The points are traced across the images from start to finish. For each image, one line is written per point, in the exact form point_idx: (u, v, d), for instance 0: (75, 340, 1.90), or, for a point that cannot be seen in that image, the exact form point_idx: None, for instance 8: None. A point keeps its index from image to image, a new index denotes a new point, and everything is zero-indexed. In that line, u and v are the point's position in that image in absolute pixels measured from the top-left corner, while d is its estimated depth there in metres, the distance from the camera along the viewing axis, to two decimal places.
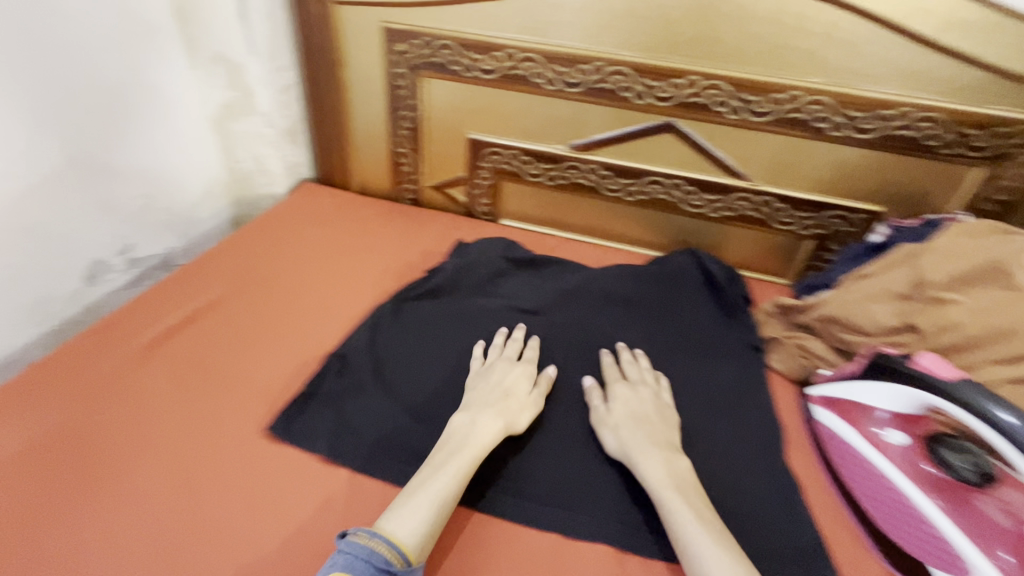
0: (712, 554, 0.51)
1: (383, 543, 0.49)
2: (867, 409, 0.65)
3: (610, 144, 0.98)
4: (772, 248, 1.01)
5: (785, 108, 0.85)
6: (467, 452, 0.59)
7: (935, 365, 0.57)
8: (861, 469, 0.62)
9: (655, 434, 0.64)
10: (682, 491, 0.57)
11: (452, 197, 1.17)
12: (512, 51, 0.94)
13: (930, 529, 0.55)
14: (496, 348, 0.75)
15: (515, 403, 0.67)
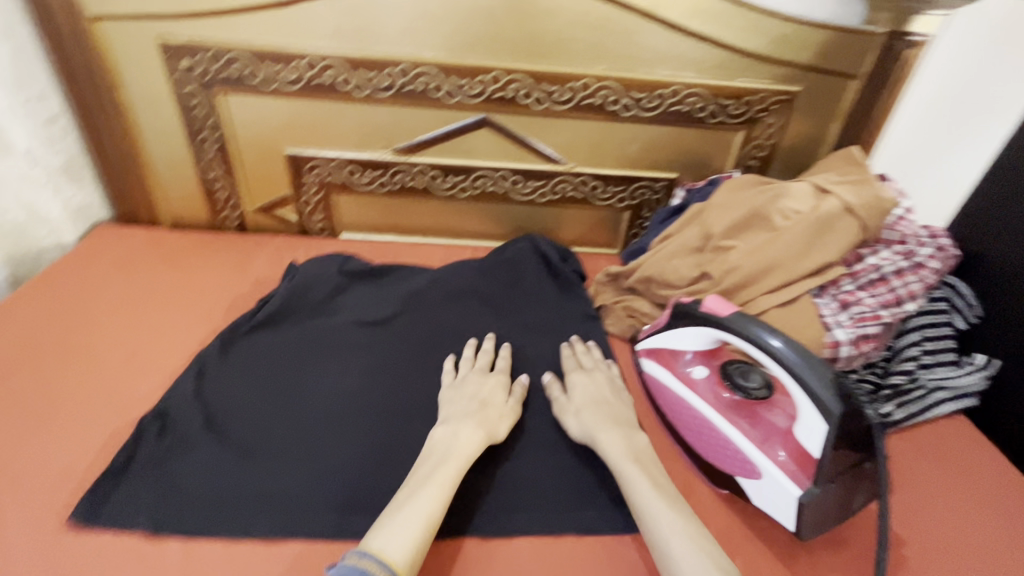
0: (666, 513, 0.56)
1: (372, 561, 0.49)
2: (677, 352, 0.73)
3: (432, 144, 0.99)
4: (598, 223, 1.10)
5: (580, 95, 0.93)
6: (448, 465, 0.59)
7: (719, 306, 0.66)
8: (676, 405, 0.70)
9: (616, 411, 0.69)
10: (640, 463, 0.62)
11: (282, 218, 1.09)
12: (313, 60, 0.90)
13: (728, 445, 0.63)
14: (466, 362, 0.75)
15: (493, 413, 0.68)
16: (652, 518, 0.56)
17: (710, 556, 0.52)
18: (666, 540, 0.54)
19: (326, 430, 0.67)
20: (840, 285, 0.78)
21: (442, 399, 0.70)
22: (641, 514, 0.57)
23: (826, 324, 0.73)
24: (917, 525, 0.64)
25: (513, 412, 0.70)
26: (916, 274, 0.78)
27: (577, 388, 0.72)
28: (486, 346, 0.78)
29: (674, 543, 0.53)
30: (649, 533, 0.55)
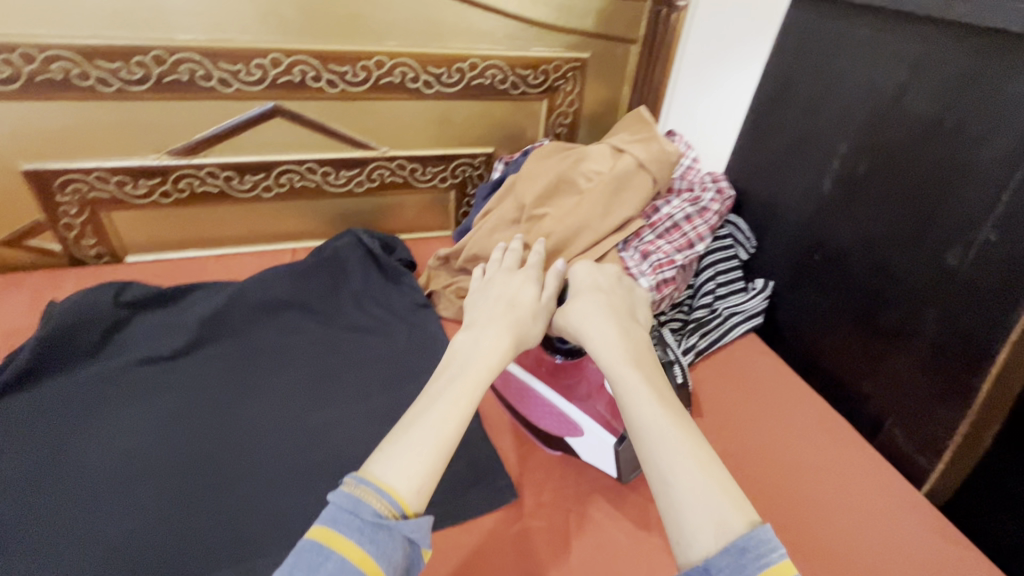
0: (665, 425, 0.50)
1: (373, 491, 0.43)
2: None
3: (218, 141, 0.87)
4: (426, 206, 1.07)
5: (376, 74, 0.88)
6: (473, 368, 0.54)
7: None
8: (506, 382, 0.70)
9: (617, 308, 0.65)
10: (642, 369, 0.56)
11: (37, 249, 0.89)
12: (28, 51, 0.73)
13: (551, 409, 0.64)
14: (496, 263, 0.75)
15: (521, 310, 0.64)
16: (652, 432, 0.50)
17: (715, 479, 0.46)
18: (666, 457, 0.48)
19: (113, 497, 0.58)
20: (642, 237, 0.83)
21: (474, 303, 0.67)
22: (637, 424, 0.51)
23: (632, 274, 0.79)
24: (720, 444, 0.72)
25: (545, 310, 0.67)
26: (701, 218, 0.87)
27: (591, 283, 0.69)
28: (516, 245, 0.78)
29: (666, 460, 0.47)
30: (645, 447, 0.49)
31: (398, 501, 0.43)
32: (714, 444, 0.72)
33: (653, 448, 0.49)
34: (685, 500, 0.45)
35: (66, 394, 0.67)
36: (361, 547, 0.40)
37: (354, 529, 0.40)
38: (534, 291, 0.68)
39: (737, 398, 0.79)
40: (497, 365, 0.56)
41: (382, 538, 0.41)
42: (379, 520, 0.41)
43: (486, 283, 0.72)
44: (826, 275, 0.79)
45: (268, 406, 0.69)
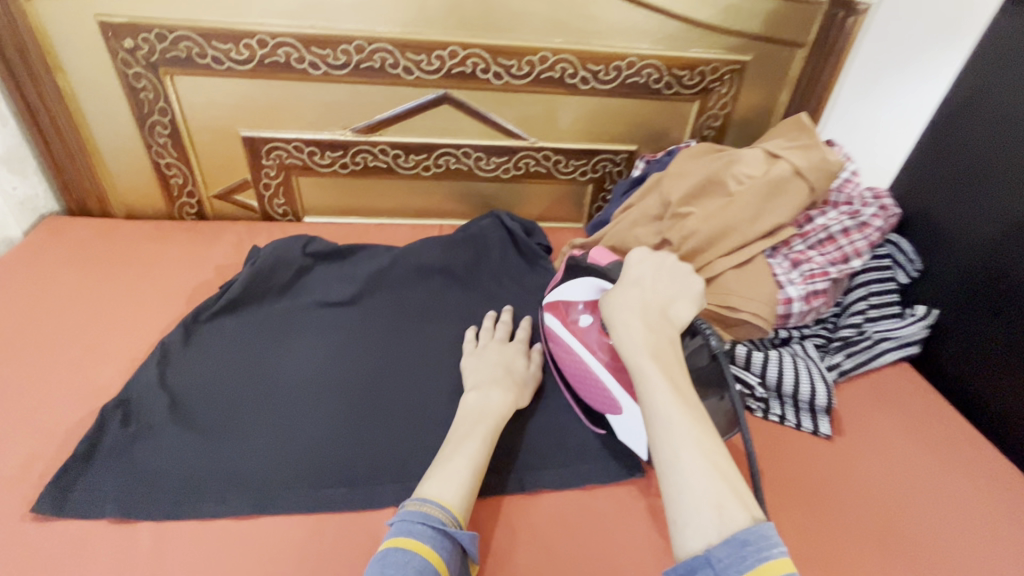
0: (677, 417, 0.52)
1: (435, 507, 0.53)
2: (570, 305, 0.75)
3: (393, 122, 0.98)
4: (563, 197, 1.11)
5: (539, 69, 0.94)
6: (488, 422, 0.63)
7: (600, 256, 0.75)
8: (563, 355, 0.73)
9: (649, 295, 0.64)
10: (662, 362, 0.57)
11: (242, 203, 1.07)
12: (264, 37, 0.88)
13: (601, 388, 0.67)
14: (486, 332, 0.78)
15: (518, 376, 0.72)
16: (665, 421, 0.52)
17: (722, 473, 0.48)
18: (674, 447, 0.50)
19: (297, 407, 0.68)
20: (791, 245, 0.81)
21: (466, 370, 0.73)
22: (654, 416, 0.53)
23: (779, 282, 0.76)
24: (864, 469, 0.68)
25: (536, 375, 0.74)
26: (861, 233, 0.82)
27: (629, 269, 0.68)
28: (504, 316, 0.81)
29: (675, 451, 0.50)
30: (656, 435, 0.52)
31: (453, 516, 0.53)
32: (858, 468, 0.68)
33: (664, 441, 0.51)
34: (690, 488, 0.48)
35: (265, 319, 0.80)
36: (435, 550, 0.49)
37: (426, 536, 0.50)
38: (525, 361, 0.74)
39: (886, 421, 0.74)
40: (507, 415, 0.66)
41: (448, 542, 0.51)
42: (444, 528, 0.51)
43: (478, 352, 0.75)
44: (1004, 308, 0.72)
45: (418, 355, 0.77)
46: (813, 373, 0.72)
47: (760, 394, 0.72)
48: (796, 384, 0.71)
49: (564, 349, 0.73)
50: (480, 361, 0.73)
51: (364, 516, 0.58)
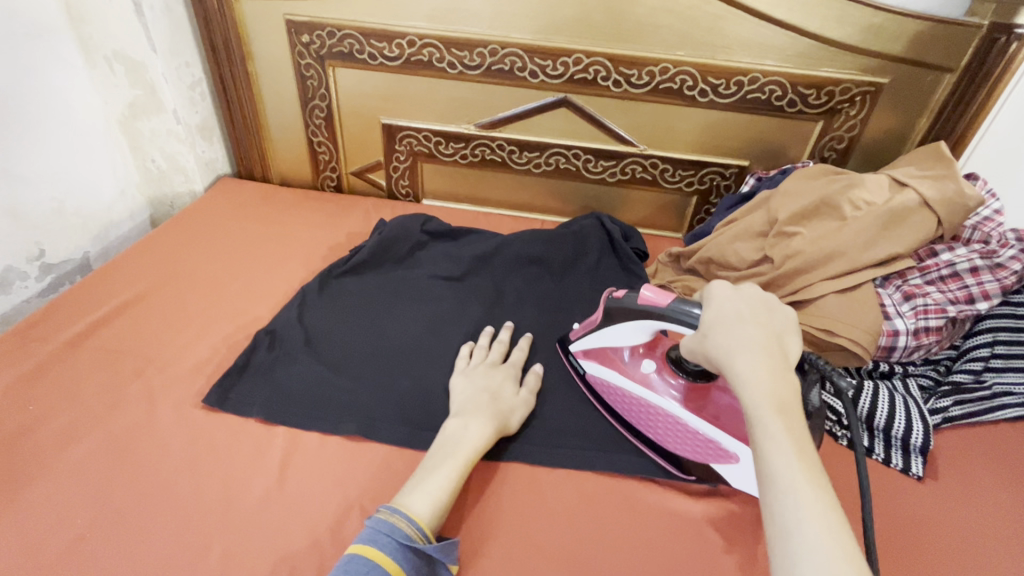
0: (804, 487, 0.42)
1: (405, 521, 0.54)
2: (616, 349, 0.73)
3: (513, 121, 1.07)
4: (665, 206, 1.13)
5: (658, 80, 0.97)
6: (460, 456, 0.62)
7: (657, 296, 0.64)
8: (634, 403, 0.70)
9: (759, 325, 0.53)
10: (785, 415, 0.46)
11: (373, 181, 1.21)
12: (413, 38, 1.00)
13: (693, 432, 0.66)
14: (480, 351, 0.77)
15: (504, 402, 0.70)
16: (790, 490, 0.42)
17: (842, 545, 0.39)
18: (804, 519, 0.41)
19: (405, 360, 0.78)
20: (907, 278, 0.78)
21: (451, 390, 0.72)
22: (777, 482, 0.43)
23: (886, 312, 0.74)
24: (955, 519, 0.64)
25: (526, 401, 0.73)
26: (994, 275, 0.75)
27: (719, 294, 0.56)
28: (500, 336, 0.80)
29: (809, 531, 0.40)
30: (770, 494, 0.43)
31: (423, 531, 0.55)
32: (949, 516, 0.65)
33: (795, 512, 0.41)
34: (805, 558, 0.39)
35: (383, 282, 0.92)
36: (397, 563, 0.52)
37: (391, 548, 0.52)
38: (513, 387, 0.73)
39: (993, 477, 0.69)
40: (484, 448, 0.64)
41: (411, 555, 0.53)
42: (411, 543, 0.53)
43: (465, 373, 0.74)
44: None
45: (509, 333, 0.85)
46: (909, 412, 0.70)
47: (846, 422, 0.71)
48: (888, 419, 0.69)
49: (631, 398, 0.71)
50: (467, 384, 0.72)
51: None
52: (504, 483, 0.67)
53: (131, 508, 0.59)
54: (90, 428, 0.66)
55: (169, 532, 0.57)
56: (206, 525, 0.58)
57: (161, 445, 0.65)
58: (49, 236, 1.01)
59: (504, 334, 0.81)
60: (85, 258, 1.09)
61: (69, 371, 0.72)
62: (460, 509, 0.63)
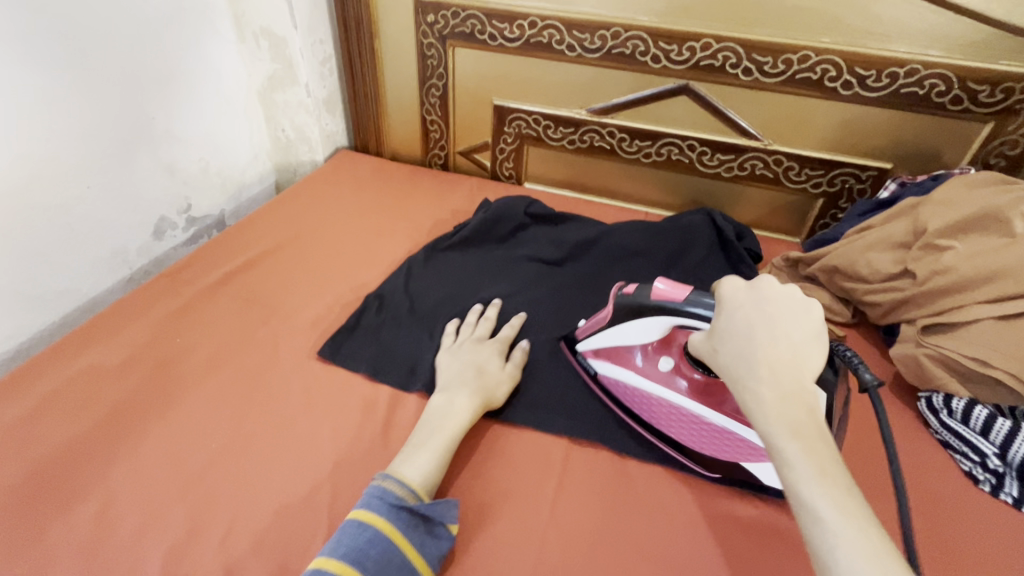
0: (836, 517, 0.41)
1: (393, 484, 0.56)
2: (629, 349, 0.68)
3: (627, 107, 1.03)
4: (784, 207, 1.05)
5: (795, 69, 0.89)
6: (443, 432, 0.62)
7: (672, 291, 0.61)
8: (661, 413, 0.66)
9: (766, 339, 0.49)
10: (803, 439, 0.44)
11: (478, 161, 1.23)
12: (535, 20, 0.99)
13: (720, 431, 0.63)
14: (466, 328, 0.77)
15: (489, 377, 0.70)
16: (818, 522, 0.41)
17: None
18: (834, 554, 0.40)
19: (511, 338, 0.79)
20: None
21: (436, 367, 0.71)
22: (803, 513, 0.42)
23: None
24: None
25: (513, 375, 0.72)
26: None
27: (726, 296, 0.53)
28: (489, 313, 0.79)
29: (843, 564, 0.39)
30: (800, 524, 0.43)
31: (413, 492, 0.56)
32: None
33: (822, 547, 0.41)
34: None
35: (484, 260, 0.94)
36: (388, 522, 0.53)
37: (382, 510, 0.54)
38: (499, 362, 0.72)
39: None
40: (469, 422, 0.65)
41: (404, 515, 0.54)
42: (400, 503, 0.55)
43: (452, 348, 0.74)
44: None
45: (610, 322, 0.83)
46: None
47: (993, 466, 0.63)
48: None
49: (660, 404, 0.66)
50: (451, 360, 0.72)
51: (546, 443, 0.68)
52: (597, 471, 0.66)
53: (252, 439, 0.64)
54: (223, 363, 0.73)
55: (285, 466, 0.62)
56: (316, 465, 0.62)
57: (280, 387, 0.70)
58: (195, 192, 1.13)
59: (492, 309, 0.81)
60: (222, 214, 1.21)
61: (208, 312, 0.81)
62: (549, 488, 0.64)
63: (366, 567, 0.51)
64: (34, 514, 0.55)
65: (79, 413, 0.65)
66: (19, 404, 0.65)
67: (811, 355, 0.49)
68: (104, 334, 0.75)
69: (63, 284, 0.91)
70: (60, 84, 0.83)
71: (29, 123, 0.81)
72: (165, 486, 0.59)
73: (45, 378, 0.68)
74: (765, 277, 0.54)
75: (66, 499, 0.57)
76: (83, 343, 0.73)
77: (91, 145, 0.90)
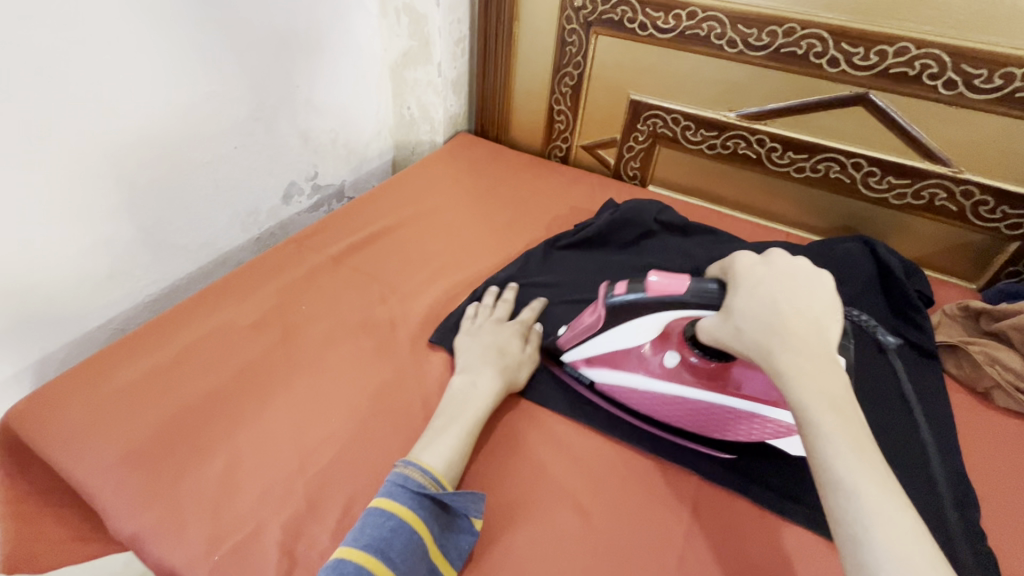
0: (868, 488, 0.41)
1: (416, 470, 0.54)
2: (629, 349, 0.66)
3: (786, 115, 0.92)
4: (961, 247, 0.90)
5: (1016, 86, 0.75)
6: (466, 414, 0.61)
7: (666, 286, 0.57)
8: (665, 405, 0.64)
9: (794, 308, 0.50)
10: (838, 411, 0.44)
11: (602, 158, 1.17)
12: (695, 10, 0.91)
13: (735, 414, 0.61)
14: (485, 310, 0.75)
15: (510, 358, 0.68)
16: (851, 492, 0.41)
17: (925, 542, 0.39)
18: (863, 523, 0.40)
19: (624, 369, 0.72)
20: None
21: (455, 349, 0.70)
22: (831, 483, 0.42)
23: None
24: None
25: (533, 359, 0.70)
26: None
27: (752, 267, 0.53)
28: (506, 295, 0.78)
29: (878, 538, 0.40)
30: (837, 500, 0.42)
31: (436, 479, 0.54)
32: None
33: (853, 520, 0.41)
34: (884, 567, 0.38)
35: (606, 264, 0.89)
36: (412, 511, 0.51)
37: (406, 497, 0.52)
38: (519, 343, 0.70)
39: None
40: (493, 404, 0.63)
41: (427, 504, 0.53)
42: (422, 489, 0.53)
43: (470, 328, 0.72)
44: None
45: None
46: None
47: None
48: None
49: (670, 399, 0.63)
50: (473, 342, 0.70)
51: (673, 477, 0.62)
52: (731, 517, 0.59)
53: (370, 420, 0.63)
54: (344, 338, 0.73)
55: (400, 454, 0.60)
56: None
57: (397, 371, 0.69)
58: (322, 161, 1.15)
59: (509, 292, 0.79)
60: (342, 186, 1.23)
61: (331, 283, 0.82)
62: (673, 530, 0.57)
63: (390, 557, 0.48)
64: (168, 462, 0.57)
65: (212, 368, 0.66)
66: (161, 351, 0.67)
67: (831, 325, 0.51)
68: (237, 292, 0.77)
69: (202, 238, 0.96)
70: (221, 45, 0.86)
71: (193, 81, 0.84)
72: (285, 454, 0.59)
73: (184, 329, 0.71)
74: (776, 250, 0.55)
75: (196, 452, 0.58)
76: (219, 299, 0.76)
77: (238, 107, 0.93)
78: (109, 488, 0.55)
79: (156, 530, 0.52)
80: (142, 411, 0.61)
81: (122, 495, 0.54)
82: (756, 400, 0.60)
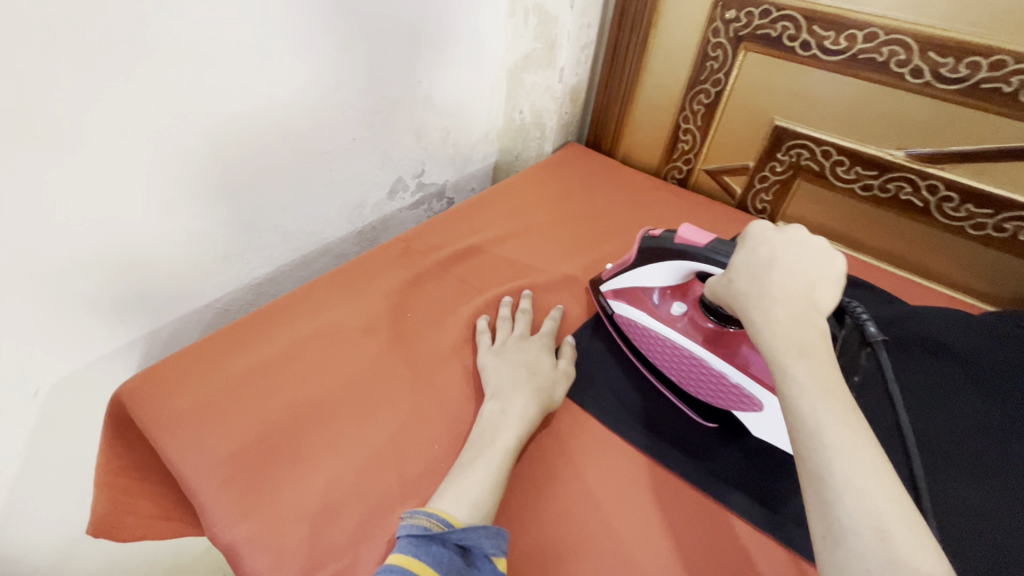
0: (834, 428, 0.38)
1: (421, 515, 0.48)
2: (648, 288, 0.69)
3: (971, 161, 0.79)
4: None
5: None
6: (500, 444, 0.55)
7: (694, 235, 0.61)
8: (653, 345, 0.67)
9: (791, 265, 0.50)
10: (812, 359, 0.43)
11: (728, 185, 1.06)
12: (876, 31, 0.79)
13: (722, 380, 0.60)
14: (506, 326, 0.71)
15: (544, 376, 0.64)
16: (813, 425, 0.39)
17: (877, 472, 0.37)
18: (830, 466, 0.37)
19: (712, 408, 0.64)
20: None
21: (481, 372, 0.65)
22: (802, 435, 0.39)
23: None
24: None
25: (567, 373, 0.67)
26: None
27: (753, 232, 0.54)
28: (524, 306, 0.74)
29: (835, 477, 0.37)
30: (798, 443, 0.40)
31: (445, 520, 0.47)
32: None
33: (825, 460, 0.37)
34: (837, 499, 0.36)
35: None
36: (418, 558, 0.45)
37: (409, 547, 0.46)
38: (551, 360, 0.67)
39: None
40: (530, 429, 0.58)
41: (438, 549, 0.46)
42: (427, 534, 0.46)
43: (494, 347, 0.67)
44: None
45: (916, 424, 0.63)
46: None
47: None
48: None
49: (662, 343, 0.66)
50: (499, 363, 0.65)
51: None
52: None
53: None
54: (451, 357, 0.68)
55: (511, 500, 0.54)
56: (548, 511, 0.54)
57: None
58: (431, 159, 1.12)
59: (525, 304, 0.75)
60: (444, 186, 1.20)
61: (439, 292, 0.77)
62: None
63: None
64: (269, 468, 0.54)
65: (318, 370, 0.63)
66: (269, 347, 0.65)
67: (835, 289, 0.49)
68: (344, 289, 0.74)
69: (309, 228, 0.95)
70: (356, 36, 0.84)
71: (329, 69, 0.83)
72: (387, 481, 0.54)
73: (291, 325, 0.68)
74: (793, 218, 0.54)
75: (297, 461, 0.55)
76: (328, 296, 0.73)
77: (362, 98, 0.91)
78: (210, 486, 0.52)
79: (253, 543, 0.49)
80: (249, 407, 0.59)
81: (222, 497, 0.52)
82: (743, 370, 0.59)
